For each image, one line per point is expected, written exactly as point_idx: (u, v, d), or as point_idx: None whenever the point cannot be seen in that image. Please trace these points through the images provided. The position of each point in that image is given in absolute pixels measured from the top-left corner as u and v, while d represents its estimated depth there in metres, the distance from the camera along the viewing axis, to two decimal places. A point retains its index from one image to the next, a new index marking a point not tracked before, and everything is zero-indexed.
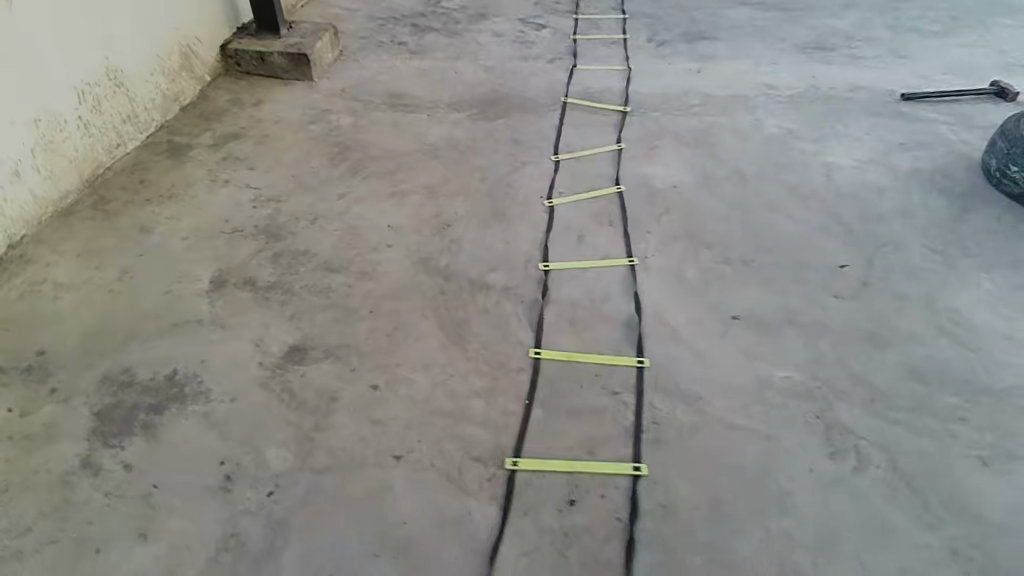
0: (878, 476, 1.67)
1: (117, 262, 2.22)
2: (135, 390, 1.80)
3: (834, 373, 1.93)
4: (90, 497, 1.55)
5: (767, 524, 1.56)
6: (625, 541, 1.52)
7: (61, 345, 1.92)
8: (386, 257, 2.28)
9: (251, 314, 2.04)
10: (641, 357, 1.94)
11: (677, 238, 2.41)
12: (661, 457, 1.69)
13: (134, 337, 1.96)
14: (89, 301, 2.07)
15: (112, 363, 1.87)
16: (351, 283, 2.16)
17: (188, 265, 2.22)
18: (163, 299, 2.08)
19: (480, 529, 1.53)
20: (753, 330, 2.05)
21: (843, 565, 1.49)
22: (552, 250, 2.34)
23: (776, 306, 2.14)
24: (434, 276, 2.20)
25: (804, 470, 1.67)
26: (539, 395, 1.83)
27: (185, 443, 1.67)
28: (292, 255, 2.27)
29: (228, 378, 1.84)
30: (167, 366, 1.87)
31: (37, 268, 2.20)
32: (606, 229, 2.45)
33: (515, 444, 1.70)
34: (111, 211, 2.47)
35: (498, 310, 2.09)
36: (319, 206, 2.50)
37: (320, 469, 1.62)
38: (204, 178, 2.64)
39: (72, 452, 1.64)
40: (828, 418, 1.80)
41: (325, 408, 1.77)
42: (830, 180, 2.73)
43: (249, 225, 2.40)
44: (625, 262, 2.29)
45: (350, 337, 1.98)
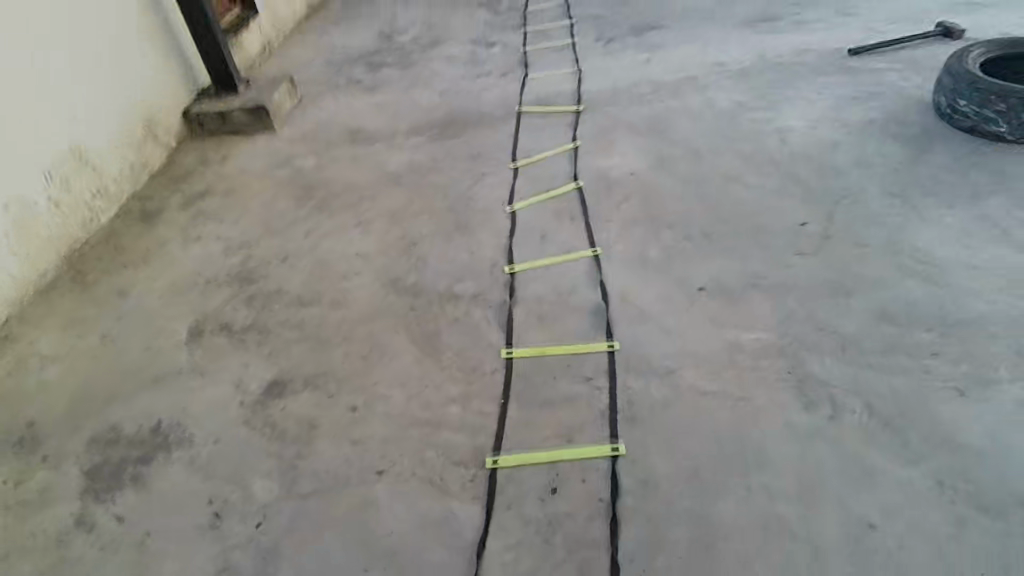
0: (854, 421, 1.68)
1: (98, 328, 2.29)
2: (122, 445, 1.85)
3: (803, 328, 1.94)
4: (85, 552, 1.59)
5: (748, 483, 1.57)
6: (609, 520, 1.53)
7: (50, 414, 1.98)
8: (356, 284, 2.32)
9: (229, 357, 2.09)
10: (611, 341, 1.97)
11: (638, 222, 2.44)
12: (638, 434, 1.71)
13: (119, 395, 2.01)
14: (74, 368, 2.13)
15: (99, 422, 1.92)
16: (324, 313, 2.21)
17: (166, 320, 2.28)
18: (144, 356, 2.14)
19: (465, 529, 1.54)
20: (720, 299, 2.07)
21: (827, 511, 1.50)
22: (517, 253, 2.37)
23: (740, 272, 2.16)
24: (404, 295, 2.24)
25: (780, 426, 1.68)
26: (514, 392, 1.86)
27: (173, 488, 1.71)
28: (264, 296, 2.32)
29: (211, 421, 1.88)
30: (151, 418, 1.92)
31: (23, 345, 2.26)
32: (569, 225, 2.48)
33: (494, 443, 1.73)
34: (90, 281, 2.53)
35: (468, 318, 2.12)
36: (288, 246, 2.56)
37: (304, 495, 1.65)
38: (176, 237, 2.71)
39: (66, 513, 1.69)
40: (800, 372, 1.81)
41: (307, 435, 1.81)
42: (784, 144, 2.76)
43: (222, 274, 2.46)
44: (588, 254, 2.32)
45: (325, 365, 2.02)
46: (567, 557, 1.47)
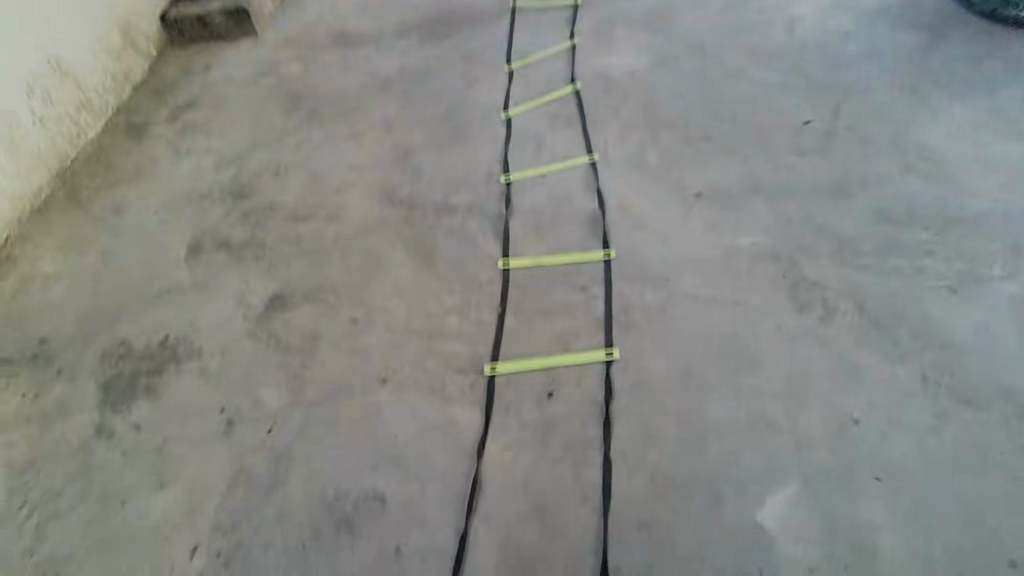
0: (845, 322, 1.71)
1: (97, 246, 2.29)
2: (133, 358, 1.91)
3: (800, 232, 1.94)
4: (108, 457, 1.68)
5: (738, 384, 1.62)
6: (603, 421, 1.60)
7: (60, 331, 2.02)
8: (351, 197, 2.30)
9: (229, 272, 2.11)
10: (608, 250, 1.97)
11: (637, 126, 2.37)
12: (632, 340, 1.75)
13: (126, 311, 2.05)
14: (78, 286, 2.16)
15: (108, 337, 1.98)
16: (320, 227, 2.21)
17: (165, 237, 2.28)
18: (147, 273, 2.16)
19: (466, 431, 1.62)
20: (718, 204, 2.05)
21: (814, 408, 1.56)
22: (513, 161, 2.33)
23: (739, 176, 2.13)
24: (399, 207, 2.23)
25: (772, 329, 1.72)
26: (511, 302, 1.89)
27: (186, 397, 1.78)
28: (260, 211, 2.31)
29: (216, 335, 1.93)
30: (159, 333, 1.97)
31: (25, 264, 2.28)
32: (565, 131, 2.42)
33: (492, 351, 1.78)
34: (84, 199, 2.50)
35: (465, 229, 2.12)
36: (280, 159, 2.51)
37: (311, 402, 1.72)
38: (166, 153, 2.65)
39: (87, 422, 1.77)
40: (794, 275, 1.83)
41: (310, 346, 1.86)
42: (793, 37, 2.62)
43: (216, 189, 2.43)
44: (585, 160, 2.28)
45: (325, 279, 2.04)
46: (563, 455, 1.55)
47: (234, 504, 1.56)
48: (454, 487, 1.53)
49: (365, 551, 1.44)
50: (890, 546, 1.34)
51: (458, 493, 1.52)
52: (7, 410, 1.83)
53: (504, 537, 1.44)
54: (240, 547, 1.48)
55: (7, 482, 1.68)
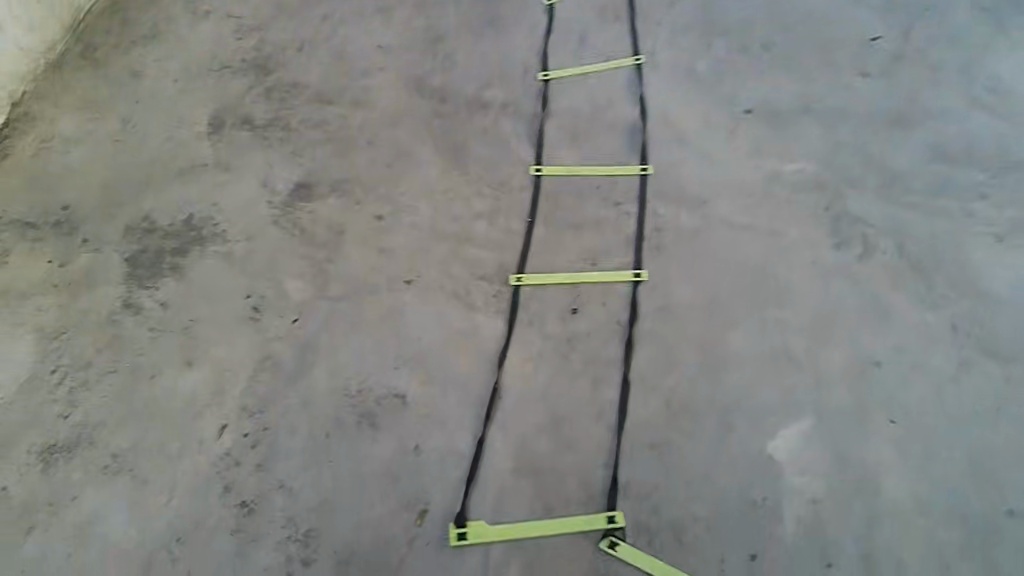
0: (883, 263, 1.67)
1: (116, 112, 2.20)
2: (158, 235, 1.90)
3: (850, 163, 1.84)
4: (137, 333, 1.72)
5: (764, 317, 1.61)
6: (625, 342, 1.61)
7: (83, 200, 1.99)
8: (379, 82, 2.18)
9: (253, 154, 2.05)
10: (645, 165, 1.89)
11: (689, 28, 2.20)
12: (662, 262, 1.72)
13: (149, 186, 2.01)
14: (99, 154, 2.10)
15: (132, 212, 1.95)
16: (346, 113, 2.11)
17: (186, 109, 2.19)
18: (168, 146, 2.10)
19: (488, 340, 1.64)
20: (767, 125, 1.94)
21: (837, 348, 1.56)
22: (552, 57, 2.18)
23: (793, 96, 2.00)
24: (430, 98, 2.12)
25: (806, 264, 1.68)
26: (541, 211, 1.84)
27: (212, 280, 1.79)
28: (284, 89, 2.20)
29: (241, 219, 1.91)
30: (183, 212, 1.94)
31: (41, 124, 2.18)
32: (611, 26, 2.24)
33: (519, 262, 1.76)
34: (99, 58, 2.35)
35: (498, 129, 2.02)
36: (303, 31, 2.36)
37: (336, 297, 1.73)
38: (183, 14, 2.47)
39: (114, 295, 1.79)
40: (837, 210, 1.76)
41: (335, 240, 1.84)
42: None
43: (237, 60, 2.30)
44: (630, 63, 2.13)
45: (350, 170, 1.98)
46: (583, 372, 1.58)
47: (261, 390, 1.61)
48: (474, 393, 1.57)
49: (386, 445, 1.51)
50: (894, 487, 1.38)
51: (478, 398, 1.56)
52: (33, 276, 1.84)
53: (520, 444, 1.49)
54: (267, 431, 1.55)
55: (39, 347, 1.71)
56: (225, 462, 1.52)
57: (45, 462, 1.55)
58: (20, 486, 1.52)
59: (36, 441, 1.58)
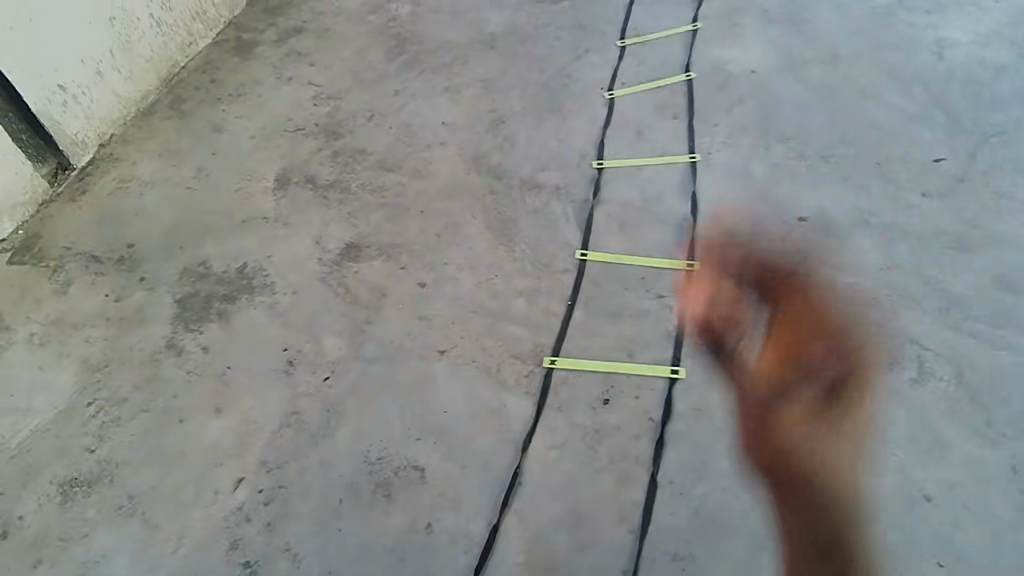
0: (938, 388, 1.59)
1: (193, 161, 2.35)
2: (211, 280, 1.96)
3: (905, 280, 1.80)
4: (175, 373, 1.76)
5: (805, 431, 1.54)
6: (656, 439, 1.55)
7: (147, 240, 2.10)
8: (439, 157, 2.27)
9: (312, 212, 2.14)
10: (692, 261, 1.88)
11: (746, 131, 2.21)
12: (701, 361, 1.67)
13: (211, 232, 2.10)
14: (170, 198, 2.23)
15: (191, 256, 2.04)
16: (405, 183, 2.20)
17: (257, 164, 2.32)
18: (234, 197, 2.21)
19: (516, 420, 1.61)
20: (821, 232, 1.92)
21: (884, 475, 1.46)
22: (608, 147, 2.23)
23: (850, 207, 1.97)
24: (486, 175, 2.19)
25: (855, 379, 1.61)
26: (582, 296, 1.83)
27: (254, 328, 1.83)
28: (349, 155, 2.31)
29: (292, 273, 1.96)
30: (237, 261, 2.01)
31: (124, 166, 2.34)
32: (670, 123, 2.28)
33: (554, 345, 1.74)
34: (187, 110, 2.52)
35: (548, 211, 2.06)
36: (375, 103, 2.49)
37: (370, 359, 1.74)
38: (267, 75, 2.63)
39: (160, 335, 1.84)
40: (892, 326, 1.70)
41: (377, 302, 1.87)
42: (941, 60, 2.33)
43: (311, 123, 2.44)
44: (685, 159, 2.15)
45: (401, 237, 2.04)
46: (609, 467, 1.52)
47: (283, 445, 1.60)
48: (494, 475, 1.53)
49: (399, 520, 1.47)
50: None
51: (498, 481, 1.52)
52: (89, 308, 1.93)
53: (535, 537, 1.44)
54: (283, 489, 1.54)
55: (80, 378, 1.77)
56: (236, 517, 1.51)
57: (65, 495, 1.57)
58: (38, 515, 1.55)
59: (60, 471, 1.61)
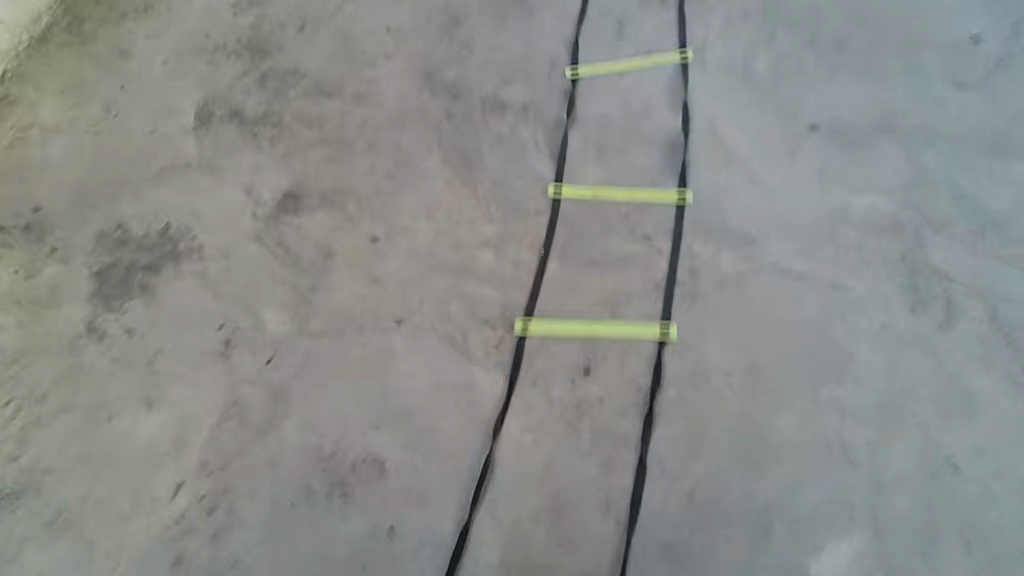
0: (969, 331, 1.38)
1: (99, 96, 1.99)
2: (131, 247, 1.70)
3: (934, 196, 1.52)
4: (99, 363, 1.55)
5: (815, 394, 1.34)
6: (644, 414, 1.37)
7: (56, 201, 1.80)
8: (385, 74, 1.92)
9: (240, 154, 1.83)
10: (684, 191, 1.59)
11: (750, 14, 1.81)
12: (695, 315, 1.45)
13: (126, 186, 1.81)
14: (76, 147, 1.90)
15: (106, 217, 1.76)
16: (346, 111, 1.87)
17: (172, 96, 1.96)
18: (149, 141, 1.88)
19: (485, 399, 1.42)
20: (837, 143, 1.61)
21: (903, 442, 1.30)
22: (584, 49, 1.86)
23: (870, 107, 1.65)
24: (441, 95, 1.85)
25: (873, 327, 1.39)
26: (557, 242, 1.58)
27: (182, 303, 1.60)
28: (279, 77, 1.95)
29: (220, 232, 1.70)
30: (159, 220, 1.74)
31: (20, 110, 1.97)
32: (656, 12, 1.88)
33: (527, 306, 1.51)
34: (88, 33, 2.10)
35: (514, 136, 1.75)
36: (304, 7, 2.07)
37: (317, 333, 1.53)
38: None
39: (78, 317, 1.61)
40: (916, 258, 1.46)
41: (322, 264, 1.62)
42: None
43: (232, 39, 2.04)
44: (675, 59, 1.79)
45: (345, 181, 1.75)
46: (590, 449, 1.34)
47: (225, 442, 1.43)
48: (461, 465, 1.36)
49: (357, 523, 1.33)
50: None
51: (465, 471, 1.36)
52: None
53: (508, 534, 1.29)
54: (226, 494, 1.38)
55: None
56: (177, 528, 1.36)
57: None
58: None
59: None
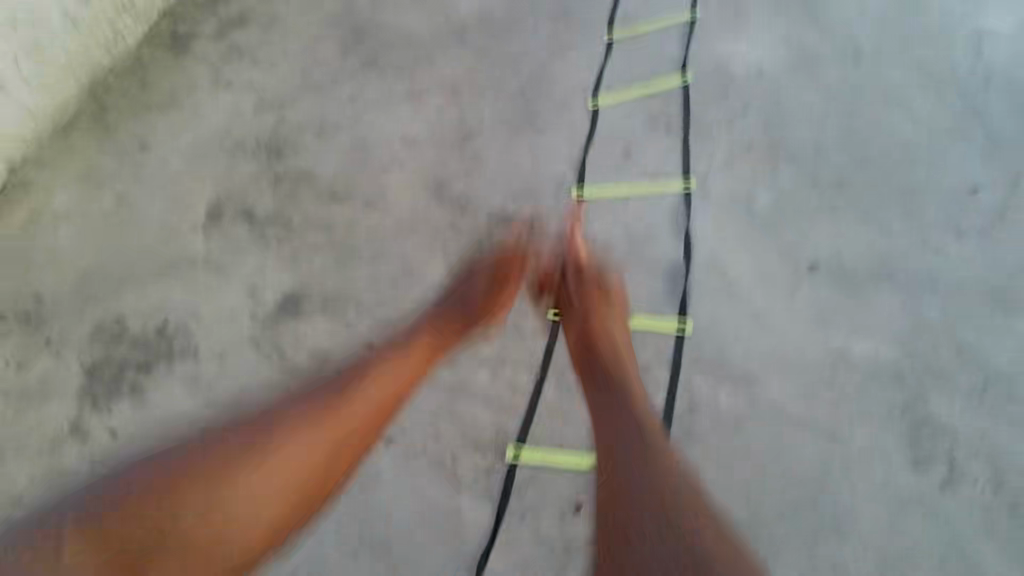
0: (971, 494, 1.37)
1: (115, 186, 2.03)
2: (125, 343, 1.71)
3: (935, 345, 1.52)
4: (79, 465, 1.57)
5: (813, 552, 1.35)
6: None
7: (58, 291, 1.81)
8: (396, 183, 1.97)
9: (246, 253, 1.86)
10: (683, 322, 1.61)
11: (753, 149, 1.87)
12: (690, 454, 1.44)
13: (129, 279, 1.82)
14: (86, 235, 1.93)
15: (104, 311, 1.77)
16: (355, 217, 1.91)
17: (186, 191, 2.01)
18: (159, 235, 1.91)
19: (472, 531, 1.41)
20: (836, 284, 1.63)
21: None
22: (591, 170, 1.91)
23: (870, 249, 1.68)
24: (449, 207, 1.89)
25: (874, 484, 1.40)
26: (554, 366, 1.57)
27: (167, 407, 1.64)
28: (293, 180, 2.01)
29: (217, 333, 1.72)
30: (159, 316, 1.75)
31: (37, 196, 2.02)
32: (661, 139, 1.94)
33: (520, 432, 1.49)
34: (112, 123, 2.18)
35: (516, 249, 1.74)
36: (325, 112, 2.16)
37: None
38: (205, 77, 2.28)
39: (63, 414, 1.63)
40: (917, 411, 1.45)
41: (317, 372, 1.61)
42: (980, 54, 1.96)
43: (251, 139, 2.12)
44: (679, 187, 1.83)
45: (348, 288, 1.77)
46: None
47: None
48: None
49: None
50: None
51: None
52: None
53: None
54: None
55: None
56: None
57: None
58: None
59: None
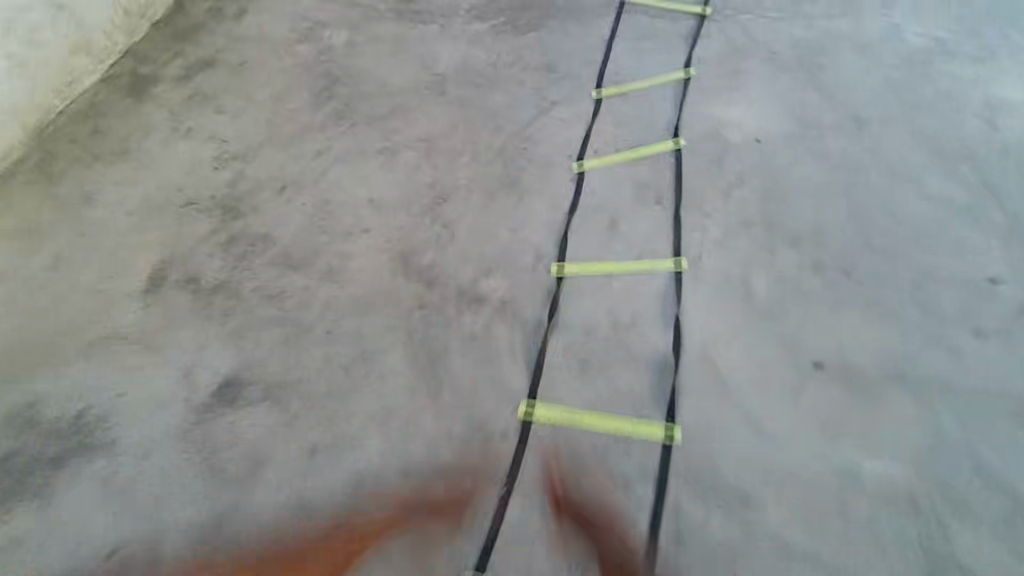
0: None
1: (51, 246, 1.84)
2: (37, 434, 1.50)
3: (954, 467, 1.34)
4: None
5: None
6: None
7: None
8: (359, 250, 1.79)
9: (187, 329, 1.66)
10: (671, 428, 1.42)
11: (749, 225, 1.71)
12: None
13: (52, 358, 1.62)
14: (10, 303, 1.72)
15: (20, 394, 1.56)
16: (310, 287, 1.72)
17: (130, 253, 1.82)
18: (93, 305, 1.71)
19: None
20: (842, 388, 1.45)
21: None
22: (574, 243, 1.75)
23: (880, 348, 1.50)
24: (414, 279, 1.71)
25: None
26: (523, 478, 1.39)
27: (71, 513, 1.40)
28: (248, 244, 1.83)
29: (144, 425, 1.51)
30: (80, 403, 1.55)
31: None
32: (652, 211, 1.78)
33: (477, 558, 1.30)
34: (56, 173, 1.99)
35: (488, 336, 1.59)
36: (287, 167, 1.99)
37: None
38: (162, 124, 2.11)
39: None
40: (940, 552, 1.25)
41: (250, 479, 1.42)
42: (994, 129, 1.84)
43: (207, 196, 1.94)
44: (668, 266, 1.67)
45: (296, 371, 1.57)
46: None
47: None
48: None
49: None
50: None
51: None
52: None
53: None
54: None
55: None
56: None
57: None
58: None
59: None
